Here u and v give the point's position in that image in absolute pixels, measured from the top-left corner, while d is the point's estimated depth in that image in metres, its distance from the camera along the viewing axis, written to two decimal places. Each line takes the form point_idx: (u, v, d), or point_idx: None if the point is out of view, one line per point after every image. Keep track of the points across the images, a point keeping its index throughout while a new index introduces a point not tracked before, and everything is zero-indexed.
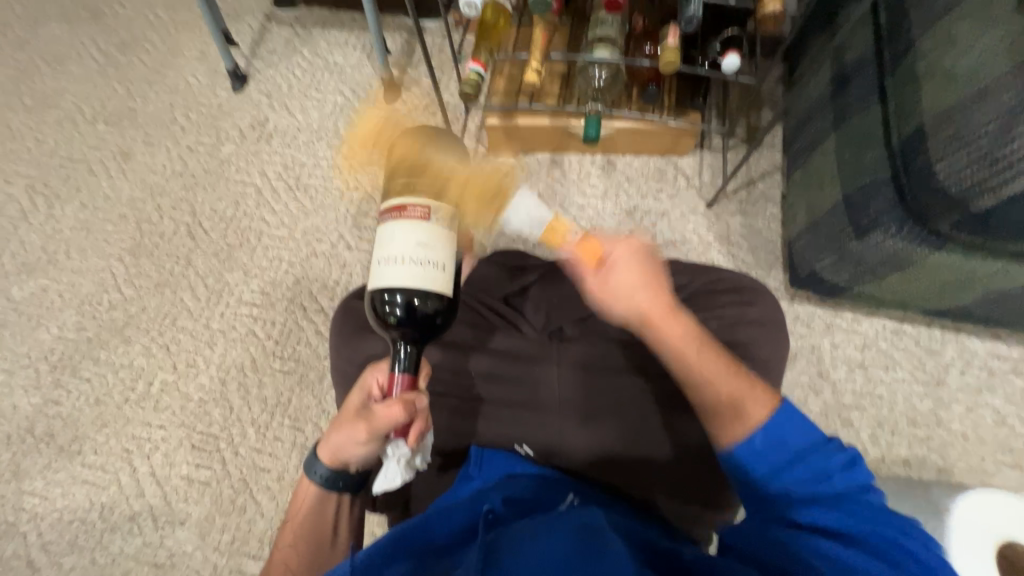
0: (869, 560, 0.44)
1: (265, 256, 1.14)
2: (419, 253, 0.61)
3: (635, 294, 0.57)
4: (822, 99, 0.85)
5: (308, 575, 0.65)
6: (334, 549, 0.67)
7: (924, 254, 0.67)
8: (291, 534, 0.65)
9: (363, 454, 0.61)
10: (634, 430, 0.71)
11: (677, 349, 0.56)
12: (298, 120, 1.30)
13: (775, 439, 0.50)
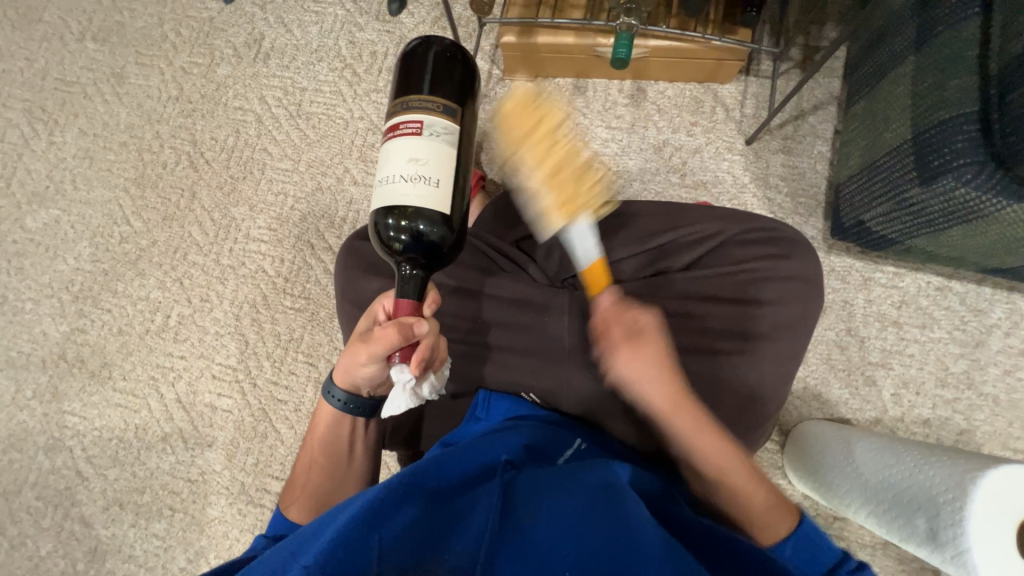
0: None
1: (269, 190, 1.10)
2: (410, 168, 0.58)
3: (663, 386, 0.58)
4: (902, 12, 0.71)
5: (328, 489, 0.67)
6: (351, 468, 0.69)
7: (997, 206, 0.58)
8: (311, 453, 0.68)
9: (372, 379, 0.62)
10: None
11: (707, 446, 0.58)
12: (296, 37, 1.18)
13: (801, 553, 0.53)
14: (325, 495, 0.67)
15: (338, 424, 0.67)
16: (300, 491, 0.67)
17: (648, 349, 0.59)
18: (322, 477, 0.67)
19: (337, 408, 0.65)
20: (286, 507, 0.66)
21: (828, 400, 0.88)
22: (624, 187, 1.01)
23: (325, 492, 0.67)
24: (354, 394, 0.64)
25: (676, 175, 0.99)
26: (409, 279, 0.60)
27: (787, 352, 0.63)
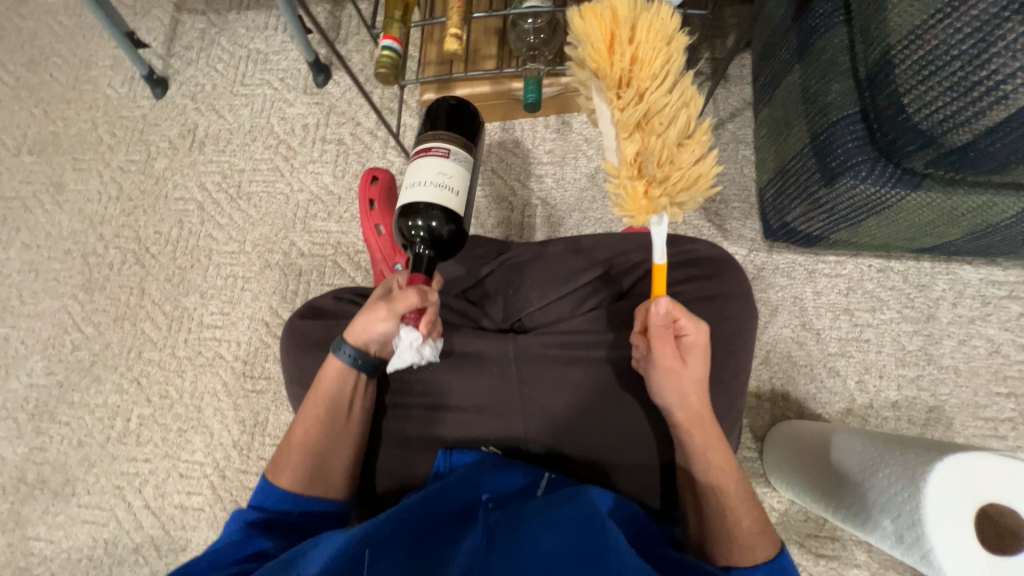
0: None
1: (218, 274, 1.10)
2: (438, 177, 0.68)
3: (696, 396, 0.59)
4: (784, 24, 0.75)
5: (325, 448, 0.65)
6: (348, 426, 0.66)
7: (899, 197, 0.60)
8: (307, 416, 0.65)
9: (377, 343, 0.63)
10: (603, 418, 0.67)
11: (717, 460, 0.60)
12: (229, 121, 1.20)
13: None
14: (321, 456, 0.65)
15: (336, 398, 0.65)
16: (285, 463, 0.64)
17: (685, 364, 0.59)
18: (311, 450, 0.65)
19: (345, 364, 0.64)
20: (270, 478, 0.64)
21: (796, 398, 0.88)
22: (565, 218, 1.02)
23: (322, 452, 0.65)
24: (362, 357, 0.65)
25: None
26: (422, 258, 0.67)
27: (733, 370, 0.63)
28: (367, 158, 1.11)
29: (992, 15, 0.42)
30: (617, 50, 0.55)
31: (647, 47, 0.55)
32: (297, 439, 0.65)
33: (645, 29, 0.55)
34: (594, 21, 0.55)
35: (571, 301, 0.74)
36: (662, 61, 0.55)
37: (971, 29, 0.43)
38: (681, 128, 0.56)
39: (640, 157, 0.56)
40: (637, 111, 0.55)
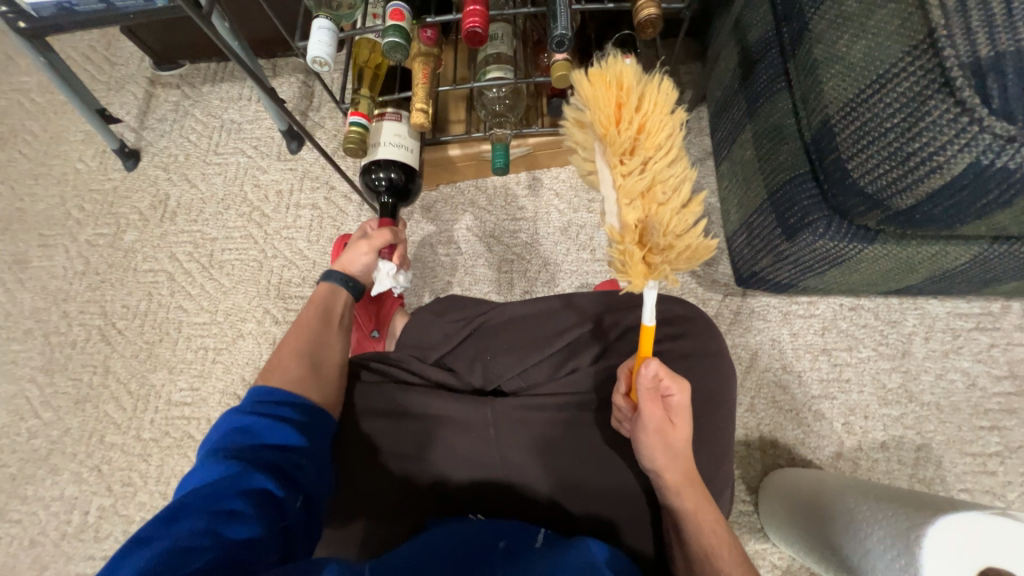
0: None
1: (189, 347, 1.06)
2: (395, 138, 0.80)
3: (679, 453, 0.56)
4: (733, 86, 0.80)
5: (311, 351, 0.66)
6: (334, 334, 0.70)
7: (857, 249, 0.62)
8: (296, 331, 0.68)
9: (362, 275, 0.77)
10: (592, 483, 0.65)
11: (705, 521, 0.56)
12: (201, 190, 1.20)
13: None
14: (310, 356, 0.65)
15: (330, 307, 0.72)
16: (279, 370, 0.63)
17: (673, 425, 0.56)
18: (301, 353, 0.65)
19: (338, 285, 0.74)
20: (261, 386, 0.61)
21: (786, 444, 0.87)
22: (542, 272, 1.03)
23: (310, 354, 0.65)
24: (354, 282, 0.75)
25: (586, 251, 1.03)
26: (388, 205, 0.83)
27: (718, 427, 0.62)
28: (341, 222, 1.11)
29: (917, 92, 0.44)
30: (623, 115, 0.45)
31: (655, 116, 0.45)
32: (295, 346, 0.66)
33: (653, 96, 0.45)
34: (598, 82, 0.46)
35: (551, 362, 0.73)
36: (670, 133, 0.45)
37: (900, 104, 0.46)
38: (689, 202, 0.46)
39: (643, 226, 0.47)
40: (641, 180, 0.45)
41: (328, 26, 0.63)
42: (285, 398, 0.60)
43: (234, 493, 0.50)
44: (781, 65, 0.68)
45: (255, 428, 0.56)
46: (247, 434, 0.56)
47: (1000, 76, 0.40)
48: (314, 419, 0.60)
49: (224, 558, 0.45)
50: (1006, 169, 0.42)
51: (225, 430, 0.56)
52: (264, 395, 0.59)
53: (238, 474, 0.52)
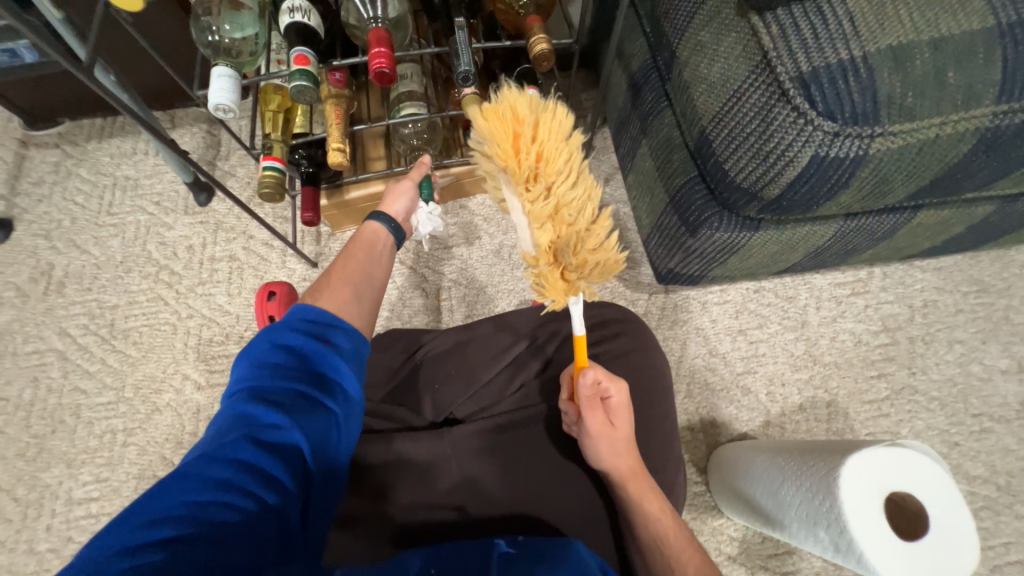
0: None
1: (91, 434, 0.93)
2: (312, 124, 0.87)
3: (624, 448, 0.59)
4: (626, 107, 0.90)
5: (359, 287, 0.61)
6: (380, 274, 0.65)
7: (746, 237, 0.71)
8: (344, 262, 0.63)
9: (403, 217, 0.73)
10: (560, 498, 0.64)
11: (655, 512, 0.58)
12: (93, 256, 1.08)
13: None
14: (366, 294, 0.61)
15: (375, 242, 0.67)
16: (325, 294, 0.58)
17: (615, 426, 0.59)
18: (356, 285, 0.60)
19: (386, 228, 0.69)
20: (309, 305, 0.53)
21: (723, 422, 0.94)
22: (480, 295, 1.05)
23: (366, 291, 0.61)
24: (397, 223, 0.70)
25: (520, 270, 1.06)
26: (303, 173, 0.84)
27: (661, 413, 0.67)
28: (265, 270, 1.06)
29: (766, 101, 0.54)
30: (521, 146, 0.49)
31: (552, 143, 0.49)
32: (349, 277, 0.61)
33: (546, 125, 0.49)
34: (492, 117, 0.49)
35: (501, 381, 0.74)
36: (568, 157, 0.50)
37: (754, 112, 0.55)
38: (595, 220, 0.51)
39: (554, 247, 0.51)
40: (547, 205, 0.49)
41: (228, 74, 0.63)
42: (332, 328, 0.51)
43: (272, 444, 0.44)
44: (660, 86, 0.78)
45: (300, 361, 0.48)
46: (296, 367, 0.48)
47: (818, 85, 0.50)
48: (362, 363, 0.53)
49: (258, 520, 0.40)
50: (838, 157, 0.52)
51: (273, 358, 0.48)
52: (312, 318, 0.51)
53: (280, 419, 0.45)
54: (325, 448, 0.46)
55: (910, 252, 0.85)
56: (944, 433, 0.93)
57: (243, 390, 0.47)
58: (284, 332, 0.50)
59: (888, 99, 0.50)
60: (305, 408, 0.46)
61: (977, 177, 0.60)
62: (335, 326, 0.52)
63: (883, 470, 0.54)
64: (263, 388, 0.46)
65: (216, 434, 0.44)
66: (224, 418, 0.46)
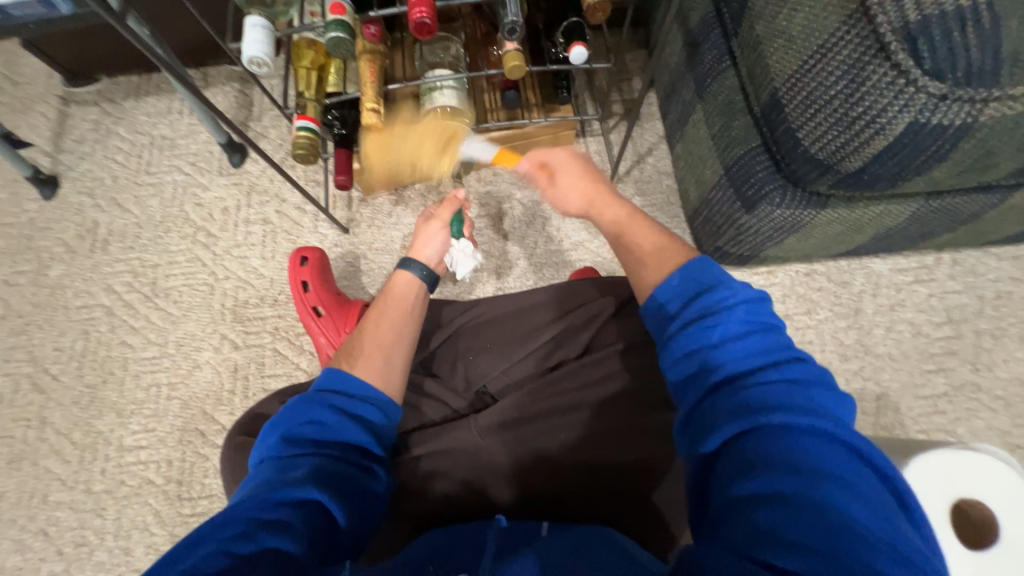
0: (774, 445, 0.38)
1: (138, 386, 0.97)
2: None
3: (582, 194, 0.64)
4: (680, 68, 0.82)
5: (388, 347, 0.62)
6: (409, 329, 0.65)
7: (811, 215, 0.65)
8: (374, 319, 0.65)
9: (436, 262, 0.72)
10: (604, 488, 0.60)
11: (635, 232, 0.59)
12: (134, 215, 1.10)
13: (748, 319, 0.46)
14: (394, 355, 0.61)
15: (406, 293, 0.68)
16: (358, 359, 0.60)
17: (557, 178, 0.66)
18: (383, 343, 0.62)
19: (417, 277, 0.69)
20: (343, 372, 0.57)
21: None
22: (511, 267, 1.02)
23: (395, 352, 0.62)
24: (429, 269, 0.70)
25: (554, 243, 1.02)
26: (337, 135, 0.82)
27: None
28: (297, 234, 1.05)
29: (856, 59, 0.47)
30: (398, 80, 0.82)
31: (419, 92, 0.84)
32: (377, 334, 0.63)
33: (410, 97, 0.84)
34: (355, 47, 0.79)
35: (537, 356, 0.70)
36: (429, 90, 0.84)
37: (842, 71, 0.48)
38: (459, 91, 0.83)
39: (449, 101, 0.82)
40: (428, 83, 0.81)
41: (262, 24, 0.59)
42: (360, 394, 0.56)
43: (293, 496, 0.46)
44: (724, 42, 0.70)
45: (323, 426, 0.53)
46: (315, 431, 0.52)
47: (928, 37, 0.43)
48: (386, 429, 0.57)
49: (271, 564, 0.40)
50: (940, 124, 0.46)
51: (296, 421, 0.53)
52: (335, 388, 0.56)
53: (301, 478, 0.48)
54: (344, 504, 0.48)
55: (992, 238, 0.77)
56: (1006, 435, 0.87)
57: (272, 457, 0.51)
58: (312, 399, 0.55)
59: (1013, 54, 0.42)
60: (327, 465, 0.50)
61: None
62: (363, 396, 0.56)
63: (941, 475, 0.51)
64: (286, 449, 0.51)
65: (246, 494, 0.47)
66: (252, 482, 0.49)
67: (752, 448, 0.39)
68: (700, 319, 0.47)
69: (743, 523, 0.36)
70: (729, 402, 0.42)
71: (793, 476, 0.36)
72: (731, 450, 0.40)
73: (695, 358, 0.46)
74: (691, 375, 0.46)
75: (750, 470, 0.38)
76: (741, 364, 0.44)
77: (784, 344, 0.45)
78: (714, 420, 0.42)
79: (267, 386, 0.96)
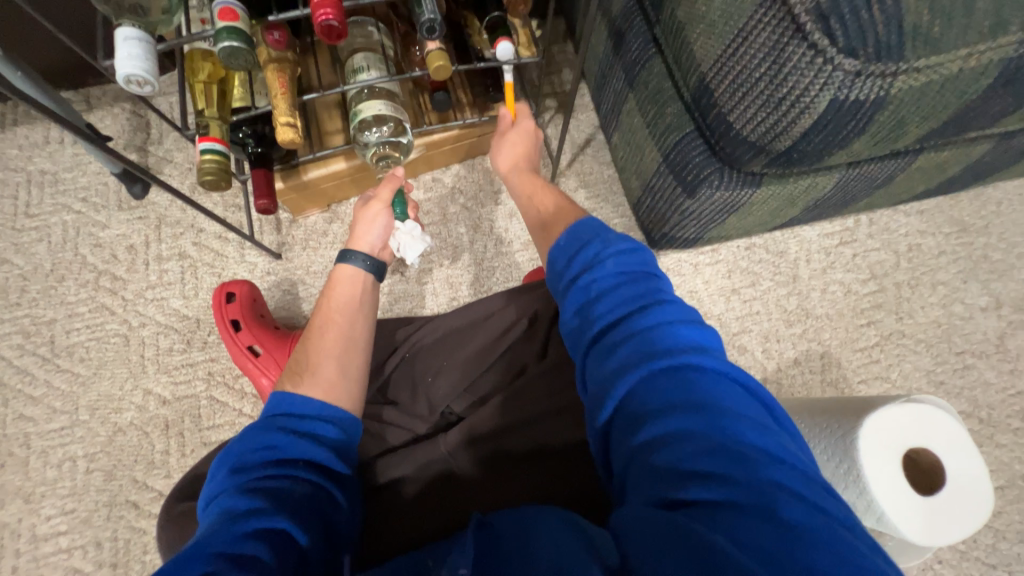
0: (656, 390, 0.38)
1: (47, 464, 0.84)
2: None
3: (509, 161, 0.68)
4: (607, 57, 0.81)
5: (340, 353, 0.57)
6: (359, 326, 0.61)
7: (749, 194, 0.67)
8: (319, 325, 0.60)
9: (380, 248, 0.66)
10: (592, 481, 0.57)
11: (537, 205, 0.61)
12: (16, 265, 0.94)
13: (622, 268, 0.45)
14: (346, 361, 0.57)
15: (353, 291, 0.63)
16: (305, 376, 0.55)
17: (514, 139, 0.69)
18: (333, 351, 0.57)
19: (361, 269, 0.64)
20: (288, 395, 0.52)
21: None
22: (463, 274, 0.98)
23: (347, 356, 0.57)
24: (373, 259, 0.65)
25: (504, 244, 0.99)
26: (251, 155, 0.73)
27: None
28: (222, 267, 0.95)
29: (775, 41, 0.48)
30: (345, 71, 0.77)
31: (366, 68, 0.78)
32: (325, 344, 0.58)
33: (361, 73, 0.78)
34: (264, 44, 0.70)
35: (498, 369, 0.67)
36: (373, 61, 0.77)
37: (764, 53, 0.49)
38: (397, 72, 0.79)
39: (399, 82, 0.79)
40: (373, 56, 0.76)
41: (137, 36, 0.51)
42: (315, 412, 0.51)
43: (254, 530, 0.41)
44: (647, 31, 0.70)
45: (276, 450, 0.47)
46: (267, 456, 0.47)
47: (838, 16, 0.44)
48: (348, 443, 0.52)
49: None
50: (858, 99, 0.48)
51: (242, 447, 0.47)
52: (285, 408, 0.51)
53: (262, 507, 0.43)
54: (311, 529, 0.44)
55: (902, 197, 0.83)
56: (930, 373, 0.96)
57: (222, 489, 0.45)
58: (261, 426, 0.49)
59: (914, 29, 0.44)
60: (289, 491, 0.45)
61: (991, 113, 0.56)
62: (320, 414, 0.51)
63: (890, 429, 0.54)
64: (236, 479, 0.45)
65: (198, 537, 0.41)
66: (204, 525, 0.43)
67: (637, 400, 0.38)
68: (576, 279, 0.46)
69: (645, 463, 0.36)
70: (611, 358, 0.41)
71: (675, 414, 0.36)
72: (624, 402, 0.39)
73: (577, 317, 0.45)
74: (580, 332, 0.45)
75: (641, 419, 0.37)
76: (618, 313, 0.43)
77: (659, 287, 0.44)
78: (603, 380, 0.41)
79: (207, 439, 0.86)
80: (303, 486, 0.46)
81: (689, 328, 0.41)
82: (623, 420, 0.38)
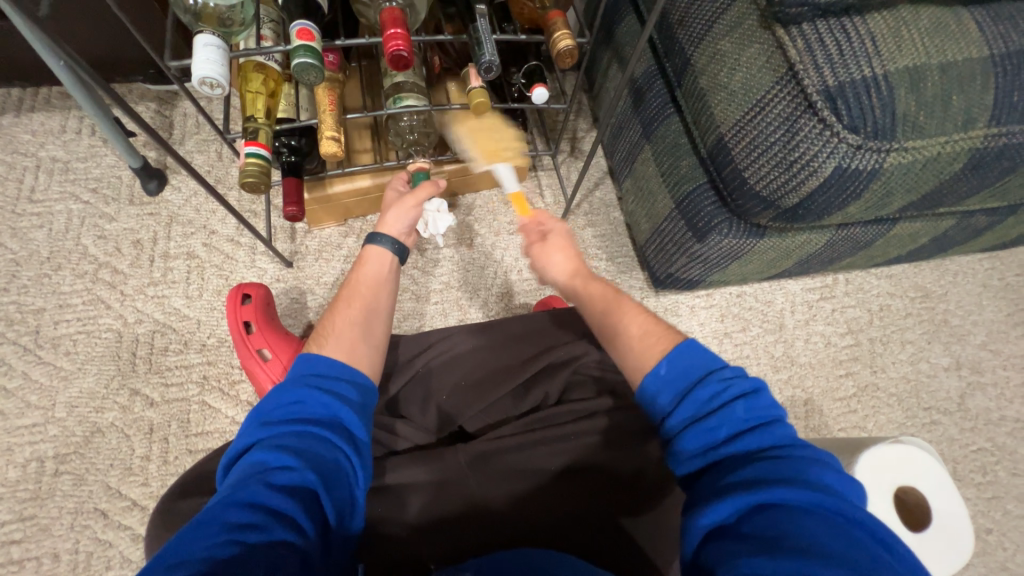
0: (784, 526, 0.37)
1: (12, 463, 0.78)
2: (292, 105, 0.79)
3: (562, 269, 0.63)
4: (625, 111, 0.89)
5: (361, 323, 0.58)
6: (381, 300, 0.61)
7: (752, 243, 0.74)
8: (345, 295, 0.61)
9: (406, 236, 0.67)
10: (601, 508, 0.57)
11: (630, 324, 0.56)
12: (10, 251, 0.91)
13: (746, 413, 0.45)
14: (367, 331, 0.58)
15: (378, 268, 0.63)
16: (329, 339, 0.56)
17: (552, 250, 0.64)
18: (355, 321, 0.58)
19: (389, 249, 0.64)
20: (313, 354, 0.52)
21: None
22: (472, 298, 1.00)
23: (369, 326, 0.58)
24: (400, 243, 0.65)
25: (514, 272, 1.03)
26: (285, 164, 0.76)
27: None
28: (230, 270, 0.94)
29: (791, 113, 0.55)
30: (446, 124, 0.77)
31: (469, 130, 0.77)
32: (348, 312, 0.58)
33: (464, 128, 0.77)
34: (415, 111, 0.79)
35: (512, 391, 0.69)
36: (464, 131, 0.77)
37: (779, 122, 0.57)
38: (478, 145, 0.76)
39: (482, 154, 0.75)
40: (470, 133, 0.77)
41: (215, 43, 0.55)
42: (341, 373, 0.51)
43: (285, 487, 0.42)
44: (667, 93, 0.78)
45: (304, 408, 0.48)
46: (295, 415, 0.47)
47: (844, 99, 0.53)
48: (368, 407, 0.52)
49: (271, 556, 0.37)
50: (858, 168, 0.55)
51: (273, 403, 0.48)
52: (314, 367, 0.51)
53: (291, 463, 0.43)
54: (337, 492, 0.44)
55: (879, 261, 0.92)
56: (901, 425, 1.03)
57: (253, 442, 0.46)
58: (290, 384, 0.50)
59: (904, 116, 0.53)
60: (312, 450, 0.45)
61: (959, 193, 0.65)
62: (345, 374, 0.52)
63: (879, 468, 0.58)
64: (266, 435, 0.46)
65: (226, 489, 0.42)
66: (232, 476, 0.44)
67: (765, 523, 0.37)
68: (700, 418, 0.46)
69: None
70: (730, 480, 0.41)
71: (808, 552, 0.35)
72: (742, 524, 0.38)
73: (702, 456, 0.45)
74: (702, 457, 0.45)
75: (760, 545, 0.36)
76: (748, 450, 0.43)
77: (787, 438, 0.44)
78: (711, 495, 0.41)
79: (193, 447, 0.82)
80: (326, 447, 0.46)
81: (825, 478, 0.40)
82: (737, 535, 0.38)
